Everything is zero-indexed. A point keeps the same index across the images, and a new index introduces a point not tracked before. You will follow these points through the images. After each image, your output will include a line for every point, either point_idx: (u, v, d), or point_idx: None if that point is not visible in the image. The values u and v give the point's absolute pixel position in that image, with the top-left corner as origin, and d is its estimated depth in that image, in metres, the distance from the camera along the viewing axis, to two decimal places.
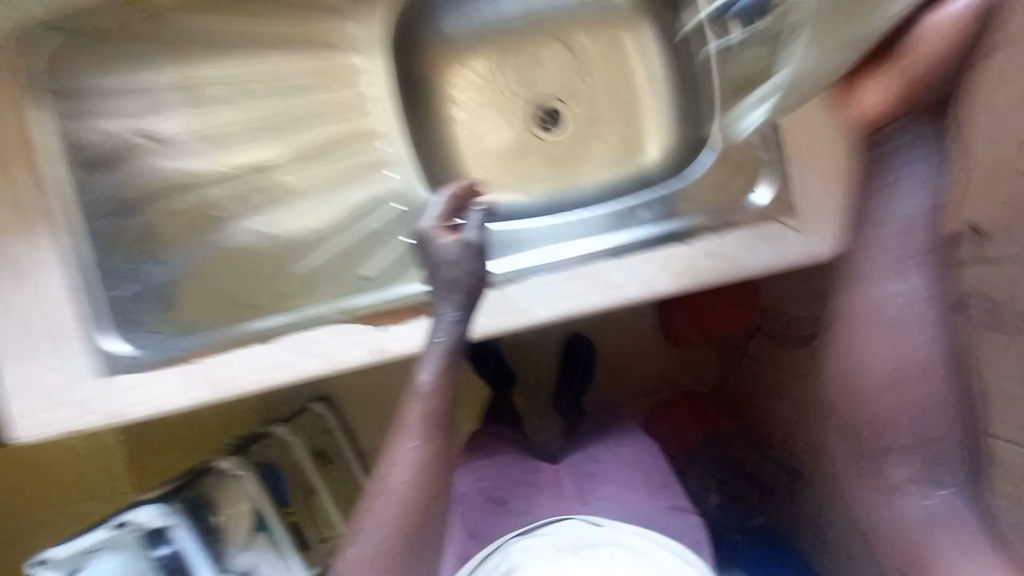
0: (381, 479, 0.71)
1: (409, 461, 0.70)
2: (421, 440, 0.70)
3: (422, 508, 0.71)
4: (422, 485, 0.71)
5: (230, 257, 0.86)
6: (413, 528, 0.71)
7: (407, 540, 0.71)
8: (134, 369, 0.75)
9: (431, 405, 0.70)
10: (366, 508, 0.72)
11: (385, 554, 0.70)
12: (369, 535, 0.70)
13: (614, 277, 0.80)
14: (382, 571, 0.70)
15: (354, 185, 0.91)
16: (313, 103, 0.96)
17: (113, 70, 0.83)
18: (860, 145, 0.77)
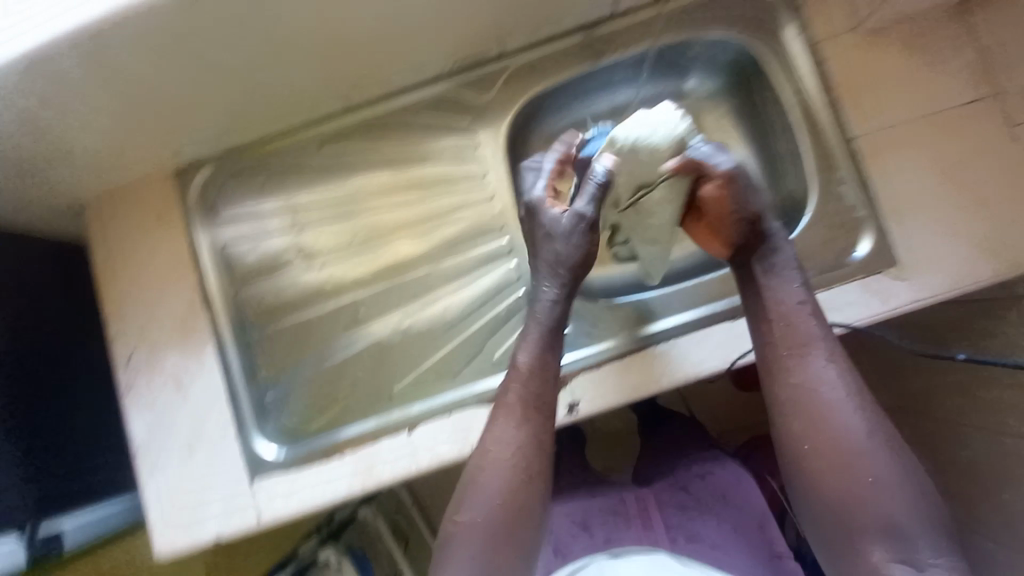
0: (475, 470, 0.68)
1: (512, 438, 0.68)
2: (523, 416, 0.69)
3: (525, 487, 0.66)
4: (522, 468, 0.67)
5: (353, 354, 0.89)
6: (516, 508, 0.65)
7: (510, 519, 0.65)
8: (296, 464, 0.86)
9: (530, 378, 0.71)
10: (465, 491, 0.67)
11: (491, 540, 0.64)
12: (470, 516, 0.65)
13: (729, 340, 0.82)
14: (486, 551, 0.63)
15: (471, 270, 0.90)
16: (434, 202, 0.92)
17: (257, 196, 0.92)
18: (945, 197, 0.82)
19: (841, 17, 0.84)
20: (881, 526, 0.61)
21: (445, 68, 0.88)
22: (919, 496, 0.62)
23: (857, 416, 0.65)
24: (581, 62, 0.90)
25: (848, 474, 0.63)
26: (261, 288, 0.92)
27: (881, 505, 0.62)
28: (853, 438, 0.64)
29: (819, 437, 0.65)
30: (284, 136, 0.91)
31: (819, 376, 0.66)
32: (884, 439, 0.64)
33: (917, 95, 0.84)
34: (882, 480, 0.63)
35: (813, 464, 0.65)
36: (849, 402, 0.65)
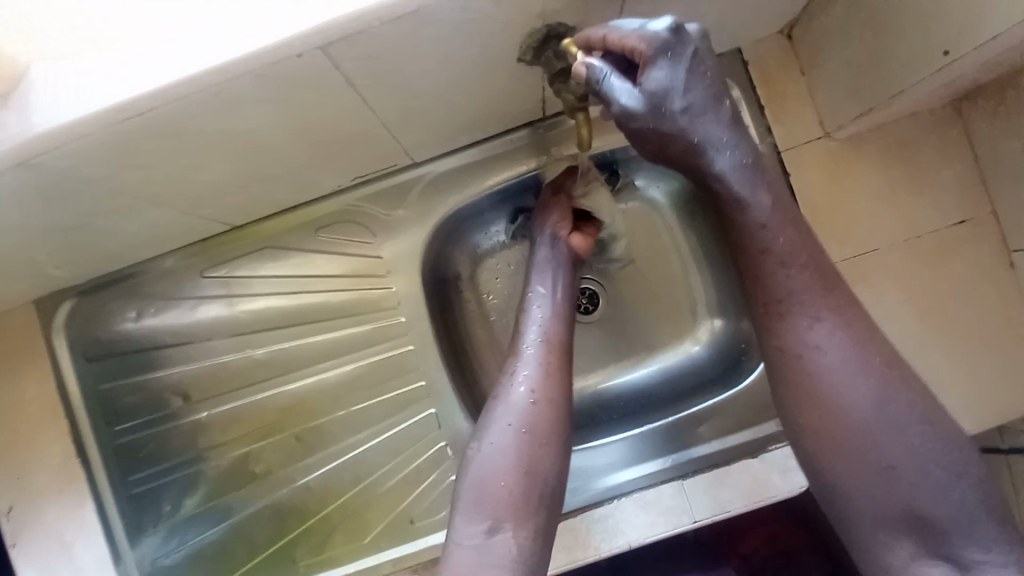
0: (491, 416, 0.60)
1: (535, 367, 0.62)
2: (541, 364, 0.62)
3: (547, 435, 0.58)
4: (542, 414, 0.59)
5: (254, 503, 0.79)
6: (546, 455, 0.58)
7: (533, 464, 0.57)
8: None
9: (545, 350, 0.63)
10: (482, 425, 0.60)
11: (521, 451, 0.57)
12: (490, 456, 0.57)
13: (677, 502, 0.72)
14: (503, 502, 0.55)
15: (386, 408, 0.78)
16: (341, 336, 0.79)
17: (137, 330, 0.79)
18: (930, 340, 0.69)
19: (812, 121, 0.70)
20: (893, 499, 0.50)
21: (345, 183, 0.73)
22: (963, 482, 0.49)
23: (869, 406, 0.51)
24: (507, 171, 0.76)
25: (856, 430, 0.51)
26: (150, 435, 0.80)
27: (908, 483, 0.49)
28: (865, 423, 0.51)
29: (830, 416, 0.52)
30: (162, 260, 0.77)
31: (821, 347, 0.53)
32: (913, 425, 0.50)
33: (899, 214, 0.69)
34: (904, 468, 0.50)
35: (827, 453, 0.53)
36: (853, 372, 0.52)
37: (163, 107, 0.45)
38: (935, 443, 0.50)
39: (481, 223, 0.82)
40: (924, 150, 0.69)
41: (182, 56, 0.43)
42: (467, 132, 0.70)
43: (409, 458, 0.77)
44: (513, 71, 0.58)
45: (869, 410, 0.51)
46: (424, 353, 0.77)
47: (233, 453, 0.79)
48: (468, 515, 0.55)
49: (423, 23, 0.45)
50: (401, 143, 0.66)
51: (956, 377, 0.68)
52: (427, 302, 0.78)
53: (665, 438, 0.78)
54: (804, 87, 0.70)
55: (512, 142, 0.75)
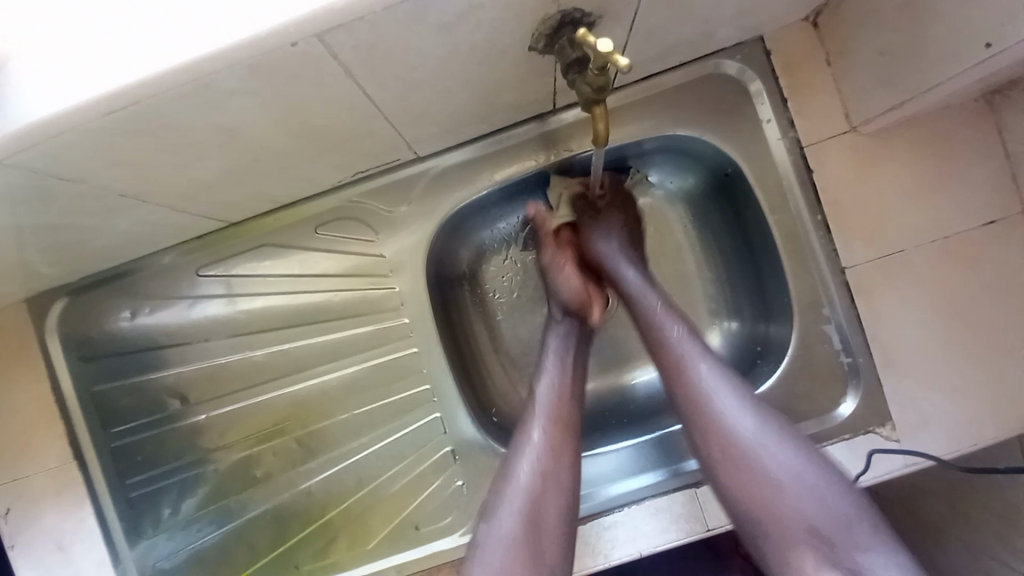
0: (504, 489, 0.61)
1: (538, 447, 0.62)
2: (548, 440, 0.62)
3: (561, 496, 0.60)
4: (548, 493, 0.60)
5: (254, 506, 0.77)
6: (558, 517, 0.59)
7: (549, 531, 0.58)
8: None
9: (553, 423, 0.63)
10: (496, 496, 0.61)
11: (530, 531, 0.58)
12: (503, 524, 0.58)
13: (690, 510, 0.70)
14: (514, 572, 0.55)
15: (389, 409, 0.75)
16: (342, 336, 0.76)
17: (132, 329, 0.76)
18: (956, 344, 0.66)
19: (837, 114, 0.67)
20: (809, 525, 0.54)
21: (345, 177, 0.69)
22: (869, 516, 0.54)
23: (775, 451, 0.58)
24: (514, 167, 0.73)
25: (760, 469, 0.57)
26: (149, 437, 0.78)
27: (813, 513, 0.54)
28: (767, 465, 0.57)
29: (732, 453, 0.59)
30: (157, 257, 0.74)
31: (719, 399, 0.61)
32: (811, 466, 0.57)
33: (928, 214, 0.66)
34: (811, 502, 0.55)
35: (740, 491, 0.58)
36: (751, 422, 0.60)
37: (147, 97, 0.42)
38: (837, 484, 0.56)
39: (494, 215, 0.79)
40: (957, 146, 0.65)
41: (165, 45, 0.40)
42: (473, 125, 0.67)
43: (412, 461, 0.75)
44: (523, 61, 0.54)
45: (769, 452, 0.58)
46: (428, 354, 0.75)
47: (233, 456, 0.77)
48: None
49: (428, 7, 0.42)
50: (404, 137, 0.63)
51: (982, 383, 0.65)
52: (431, 302, 0.76)
53: (680, 445, 0.74)
54: (830, 77, 0.66)
55: (519, 136, 0.72)
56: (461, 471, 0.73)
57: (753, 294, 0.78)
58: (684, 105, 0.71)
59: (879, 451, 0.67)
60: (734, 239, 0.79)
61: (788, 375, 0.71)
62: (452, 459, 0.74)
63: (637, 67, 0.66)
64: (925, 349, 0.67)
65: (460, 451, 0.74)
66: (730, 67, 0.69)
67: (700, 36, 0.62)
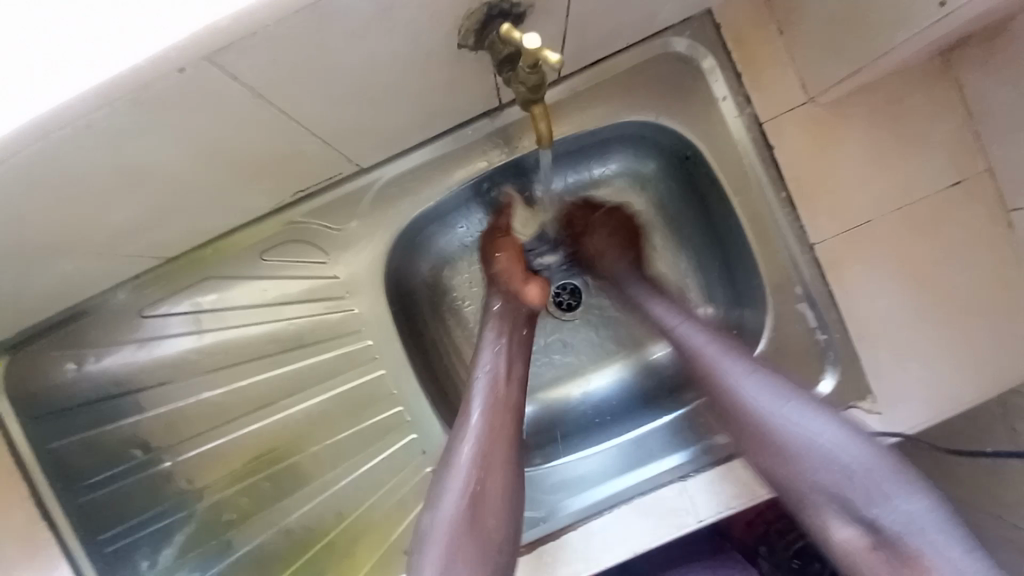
0: (443, 480, 0.59)
1: (481, 429, 0.60)
2: (485, 428, 0.60)
3: (499, 493, 0.58)
4: (488, 476, 0.58)
5: (234, 548, 0.74)
6: (498, 512, 0.57)
7: (484, 526, 0.57)
8: None
9: (486, 424, 0.60)
10: (436, 490, 0.59)
11: (476, 515, 0.57)
12: (444, 518, 0.57)
13: (680, 503, 0.68)
14: (464, 560, 0.55)
15: (364, 435, 0.73)
16: (306, 366, 0.73)
17: (80, 381, 0.72)
18: (929, 310, 0.65)
19: (793, 86, 0.64)
20: (844, 490, 0.52)
21: (286, 200, 0.65)
22: (911, 470, 0.52)
23: (799, 417, 0.57)
24: (465, 170, 0.69)
25: (798, 444, 0.55)
26: (114, 491, 0.74)
27: (855, 480, 0.52)
28: (795, 436, 0.56)
29: (768, 434, 0.57)
30: (96, 302, 0.70)
31: (742, 380, 0.60)
32: (846, 427, 0.55)
33: (891, 182, 0.64)
34: (853, 469, 0.53)
35: (777, 466, 0.56)
36: (779, 400, 0.58)
37: (26, 142, 0.37)
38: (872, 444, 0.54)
39: (453, 222, 0.76)
40: (915, 108, 0.63)
41: (42, 84, 0.36)
42: (415, 132, 0.63)
43: (394, 484, 0.72)
44: (454, 61, 0.51)
45: (804, 427, 0.56)
46: (398, 374, 0.72)
47: (206, 500, 0.74)
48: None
49: (334, 14, 0.38)
50: (341, 152, 0.59)
51: (956, 346, 0.65)
52: (394, 320, 0.72)
53: (663, 440, 0.74)
54: (783, 47, 0.63)
55: (466, 137, 0.68)
56: None
57: (726, 278, 0.76)
58: (635, 90, 0.67)
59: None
60: (700, 223, 0.77)
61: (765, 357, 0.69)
62: (434, 479, 0.71)
63: (582, 55, 0.62)
64: (899, 317, 0.65)
65: (440, 469, 0.71)
66: (680, 45, 0.66)
67: (643, 16, 0.59)
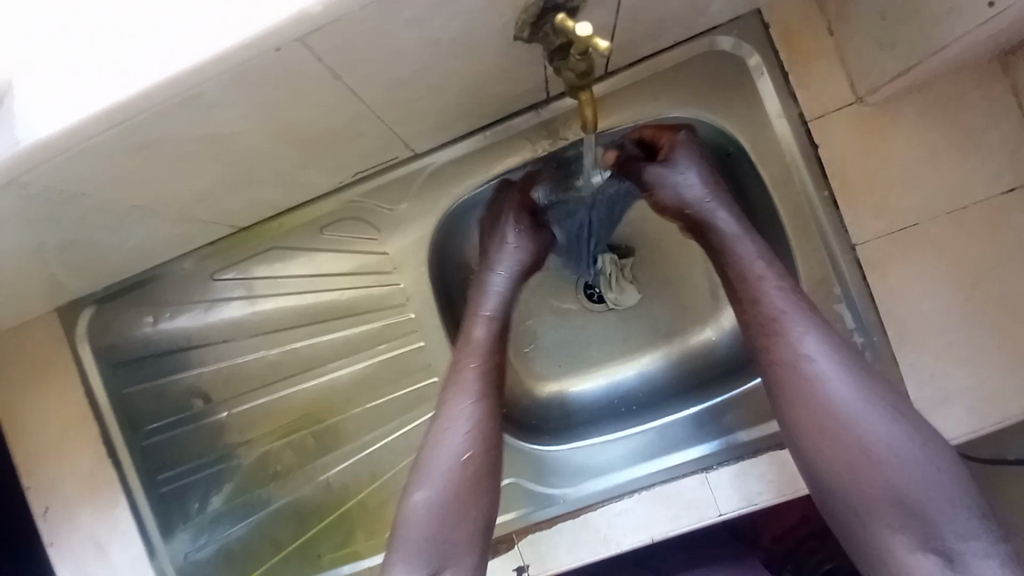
0: (430, 454, 0.61)
1: (468, 410, 0.62)
2: (478, 395, 0.63)
3: (482, 457, 0.61)
4: (472, 456, 0.61)
5: (277, 499, 0.80)
6: (475, 480, 0.60)
7: (466, 503, 0.59)
8: None
9: (476, 403, 0.62)
10: (419, 470, 0.61)
11: (460, 493, 0.59)
12: (428, 490, 0.59)
13: (702, 494, 0.69)
14: (440, 538, 0.58)
15: (400, 404, 0.77)
16: (352, 334, 0.78)
17: (155, 335, 0.80)
18: (975, 318, 0.63)
19: (842, 85, 0.64)
20: (907, 501, 0.51)
21: (345, 179, 0.71)
22: (958, 479, 0.51)
23: (878, 428, 0.53)
24: (511, 158, 0.73)
25: (862, 445, 0.53)
26: (175, 436, 0.82)
27: (915, 497, 0.50)
28: (873, 445, 0.52)
29: (834, 431, 0.54)
30: (172, 265, 0.77)
31: (831, 386, 0.55)
32: (914, 429, 0.53)
33: (942, 183, 0.63)
34: (912, 477, 0.51)
35: (840, 473, 0.53)
36: (858, 405, 0.54)
37: (144, 108, 0.44)
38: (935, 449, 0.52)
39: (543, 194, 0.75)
40: (971, 111, 0.62)
41: (153, 61, 0.42)
42: (467, 119, 0.67)
43: (427, 452, 0.76)
44: (510, 51, 0.54)
45: (872, 428, 0.53)
46: (435, 349, 0.76)
47: (254, 452, 0.81)
48: (411, 550, 0.57)
49: (406, 4, 0.42)
50: (398, 135, 0.64)
51: (1003, 356, 0.63)
52: (435, 298, 0.77)
53: (688, 429, 0.74)
54: (832, 46, 0.64)
55: (515, 128, 0.72)
56: None
57: None
58: (680, 86, 0.69)
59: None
60: None
61: None
62: None
63: (629, 50, 0.65)
64: (942, 323, 0.64)
65: None
66: (726, 43, 0.68)
67: (691, 13, 0.61)
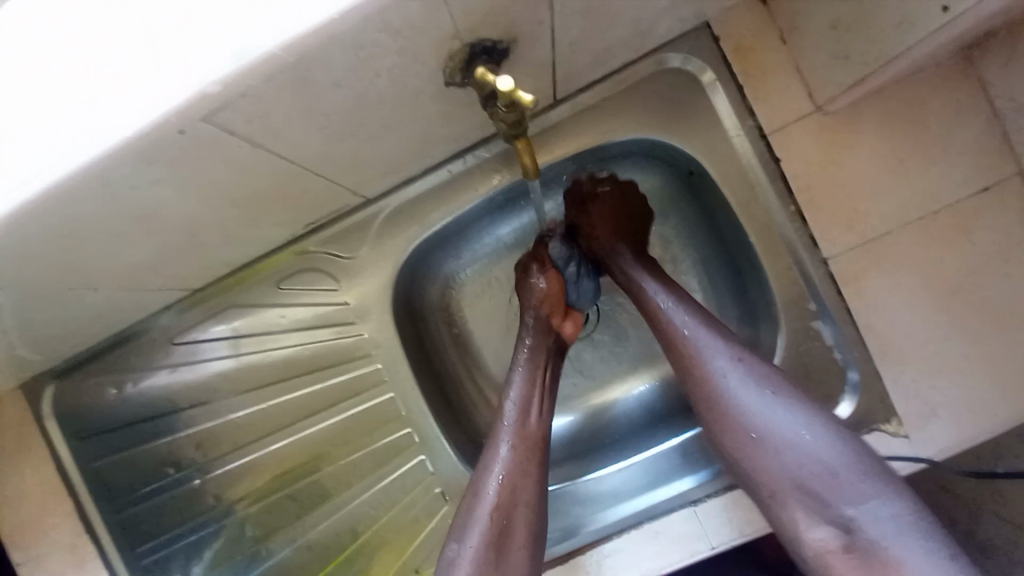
0: (479, 481, 0.59)
1: (518, 416, 0.62)
2: (525, 417, 0.62)
3: (530, 492, 0.59)
4: (523, 459, 0.60)
5: (259, 565, 0.77)
6: (530, 495, 0.58)
7: (519, 511, 0.57)
8: None
9: (523, 444, 0.60)
10: (476, 481, 0.60)
11: (516, 490, 0.58)
12: (485, 501, 0.57)
13: (693, 528, 0.66)
14: (494, 545, 0.55)
15: (378, 456, 0.75)
16: (321, 388, 0.75)
17: (121, 405, 0.78)
18: (957, 326, 0.61)
19: (799, 95, 0.61)
20: (803, 479, 0.52)
21: (296, 232, 0.68)
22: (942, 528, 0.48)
23: (788, 425, 0.54)
24: (467, 194, 0.71)
25: (775, 442, 0.54)
26: (151, 506, 0.79)
27: (821, 479, 0.52)
28: (827, 470, 0.52)
29: (774, 446, 0.54)
30: (129, 332, 0.75)
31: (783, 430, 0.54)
32: (809, 415, 0.54)
33: (910, 189, 0.60)
34: (827, 470, 0.52)
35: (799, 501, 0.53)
36: (768, 401, 0.55)
37: (52, 202, 0.41)
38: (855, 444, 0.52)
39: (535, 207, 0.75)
40: (933, 113, 0.60)
41: (54, 152, 0.39)
42: (416, 162, 0.65)
43: (408, 505, 0.74)
44: (445, 96, 0.52)
45: (776, 430, 0.54)
46: (407, 397, 0.74)
47: (232, 517, 0.78)
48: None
49: (318, 72, 0.39)
50: (344, 186, 0.62)
51: (987, 364, 0.60)
52: (402, 344, 0.74)
53: (673, 461, 0.72)
54: (786, 57, 0.61)
55: (468, 164, 0.69)
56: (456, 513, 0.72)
57: (737, 294, 0.74)
58: (631, 108, 0.67)
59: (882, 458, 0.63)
60: (709, 239, 0.75)
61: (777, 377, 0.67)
62: (445, 500, 0.73)
63: (575, 78, 0.62)
64: (923, 333, 0.61)
65: (451, 491, 0.72)
66: (676, 60, 0.64)
67: (635, 35, 0.58)
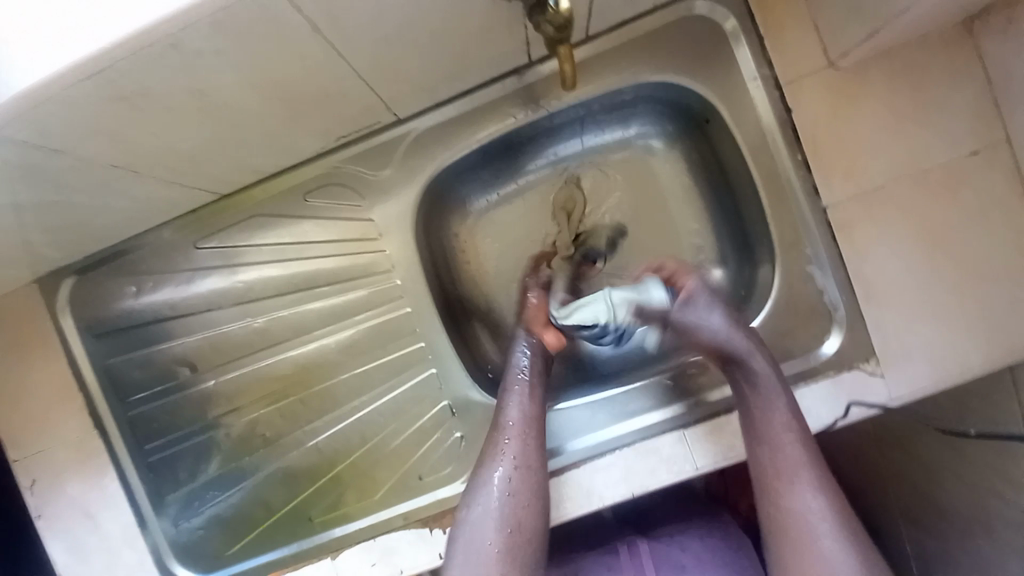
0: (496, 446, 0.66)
1: (515, 426, 0.67)
2: (515, 434, 0.67)
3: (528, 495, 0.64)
4: (524, 475, 0.64)
5: (266, 467, 0.81)
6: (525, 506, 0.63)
7: (518, 518, 0.63)
8: None
9: (525, 423, 0.67)
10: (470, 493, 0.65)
11: (519, 503, 0.63)
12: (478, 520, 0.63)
13: (679, 451, 0.72)
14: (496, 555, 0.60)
15: (387, 368, 0.79)
16: (337, 300, 0.79)
17: (138, 305, 0.80)
18: (935, 277, 0.67)
19: (815, 49, 0.66)
20: (771, 468, 0.62)
21: (329, 144, 0.71)
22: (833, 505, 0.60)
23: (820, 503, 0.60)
24: (493, 125, 0.74)
25: (788, 493, 0.61)
26: (161, 406, 0.81)
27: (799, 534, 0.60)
28: (790, 465, 0.62)
29: (779, 432, 0.63)
30: (153, 233, 0.77)
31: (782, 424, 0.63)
32: (825, 489, 0.61)
33: (909, 146, 0.66)
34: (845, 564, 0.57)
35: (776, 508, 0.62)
36: (778, 392, 0.64)
37: (122, 58, 0.44)
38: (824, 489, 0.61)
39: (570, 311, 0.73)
40: (932, 78, 0.65)
41: (133, 5, 0.42)
42: (451, 83, 0.68)
43: (416, 416, 0.78)
44: (490, 10, 0.55)
45: (802, 482, 0.61)
46: (421, 314, 0.78)
47: (244, 418, 0.81)
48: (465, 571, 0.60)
49: None
50: (381, 98, 0.65)
51: (958, 312, 0.66)
52: (421, 262, 0.78)
53: (665, 390, 0.75)
54: (805, 12, 0.66)
55: (499, 92, 0.72)
56: (461, 425, 0.77)
57: (739, 242, 0.79)
58: (659, 50, 0.70)
59: (856, 401, 0.69)
60: (717, 186, 0.79)
61: (770, 316, 0.72)
62: (450, 412, 0.77)
63: (609, 14, 0.66)
64: (904, 281, 0.67)
65: (457, 404, 0.77)
66: (704, 8, 0.69)
67: None
